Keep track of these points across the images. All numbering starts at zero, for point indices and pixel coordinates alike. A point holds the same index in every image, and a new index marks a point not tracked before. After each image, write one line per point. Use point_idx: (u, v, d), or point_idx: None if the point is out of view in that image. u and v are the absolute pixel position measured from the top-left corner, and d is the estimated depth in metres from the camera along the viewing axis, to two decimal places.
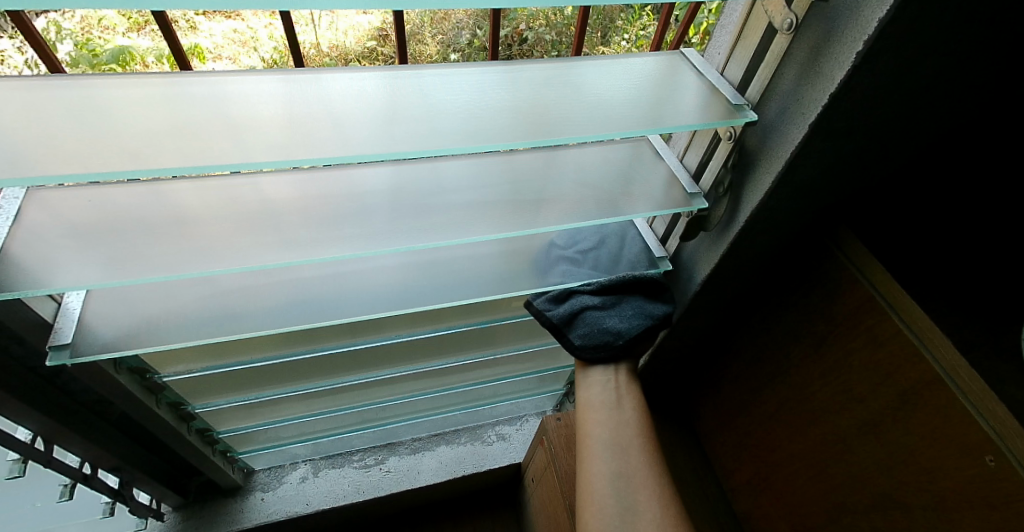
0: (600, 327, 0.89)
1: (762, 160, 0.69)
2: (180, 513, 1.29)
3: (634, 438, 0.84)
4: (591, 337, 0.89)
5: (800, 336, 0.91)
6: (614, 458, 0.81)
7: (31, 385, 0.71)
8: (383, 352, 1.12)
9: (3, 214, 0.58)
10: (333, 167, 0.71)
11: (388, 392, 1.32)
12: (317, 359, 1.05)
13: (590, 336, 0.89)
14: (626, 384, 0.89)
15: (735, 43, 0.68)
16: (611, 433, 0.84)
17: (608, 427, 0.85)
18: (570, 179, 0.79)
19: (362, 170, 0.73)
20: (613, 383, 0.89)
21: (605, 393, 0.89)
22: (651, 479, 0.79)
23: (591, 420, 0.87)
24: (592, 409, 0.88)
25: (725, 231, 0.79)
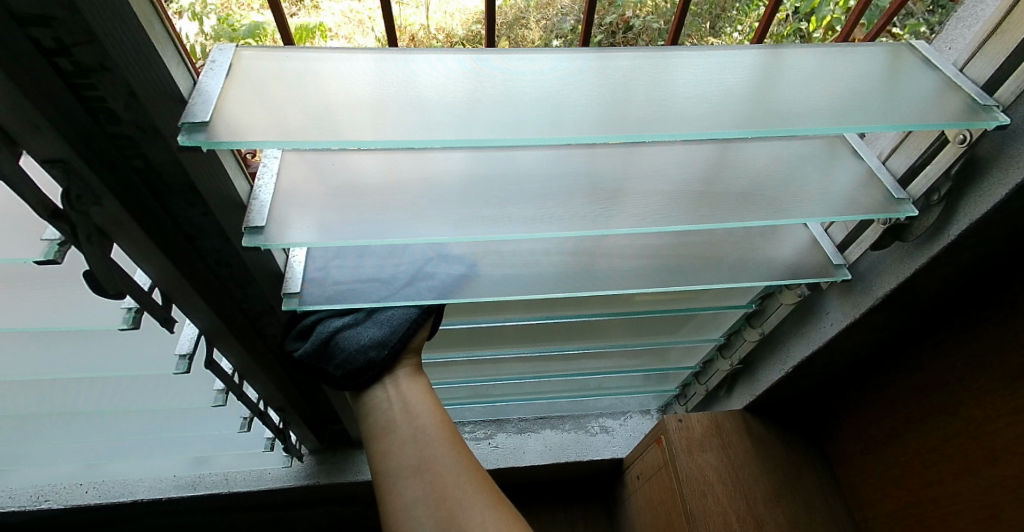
0: (353, 347, 0.80)
1: (997, 169, 0.63)
2: (316, 456, 1.39)
3: (433, 450, 0.77)
4: (352, 361, 0.79)
5: (989, 367, 0.83)
6: (406, 482, 0.74)
7: (241, 325, 0.79)
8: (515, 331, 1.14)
9: (269, 172, 0.66)
10: (501, 148, 0.72)
11: (511, 370, 1.36)
12: None
13: (349, 359, 0.79)
14: (410, 391, 0.82)
15: (986, 38, 0.62)
16: (405, 452, 0.77)
17: (401, 444, 0.77)
18: (753, 173, 0.76)
19: (530, 154, 0.73)
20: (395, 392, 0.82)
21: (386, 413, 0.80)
22: (458, 493, 0.73)
23: (387, 439, 0.78)
24: (384, 427, 0.79)
25: (929, 244, 0.72)
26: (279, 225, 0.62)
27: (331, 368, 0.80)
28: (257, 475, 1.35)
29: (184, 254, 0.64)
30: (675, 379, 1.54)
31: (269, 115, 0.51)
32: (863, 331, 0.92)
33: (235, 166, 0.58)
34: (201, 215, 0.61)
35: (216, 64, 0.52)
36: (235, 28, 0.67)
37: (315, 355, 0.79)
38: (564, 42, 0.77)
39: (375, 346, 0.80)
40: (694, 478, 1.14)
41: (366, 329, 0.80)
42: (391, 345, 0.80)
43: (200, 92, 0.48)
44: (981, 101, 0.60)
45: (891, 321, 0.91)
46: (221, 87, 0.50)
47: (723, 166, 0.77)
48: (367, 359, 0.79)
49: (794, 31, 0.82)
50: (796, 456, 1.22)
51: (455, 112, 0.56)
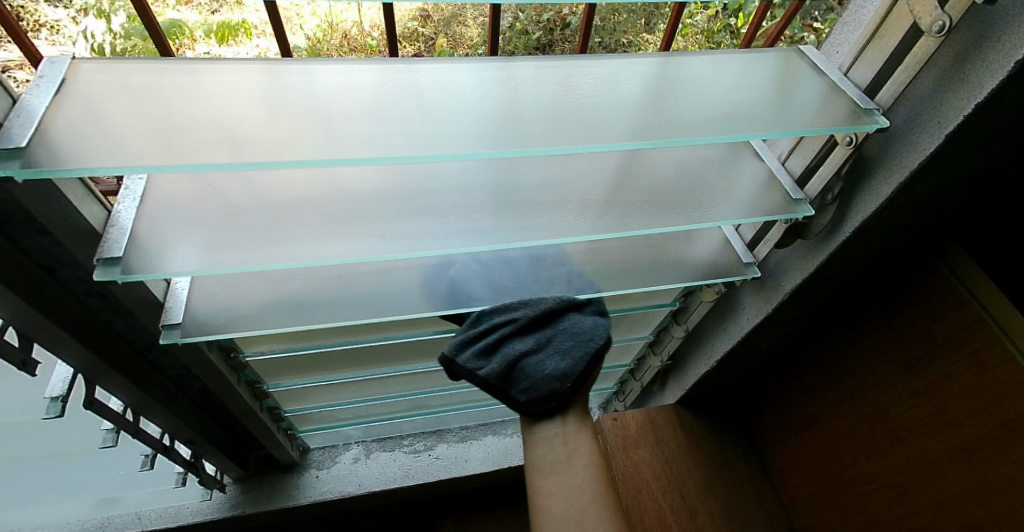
0: (541, 375, 0.75)
1: (881, 169, 0.65)
2: (240, 485, 1.32)
3: (594, 512, 0.69)
4: (537, 389, 0.75)
5: (891, 355, 0.87)
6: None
7: (127, 358, 0.72)
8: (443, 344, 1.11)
9: (131, 194, 0.60)
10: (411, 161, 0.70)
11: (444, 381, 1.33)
12: (380, 347, 1.05)
13: (533, 387, 0.75)
14: (576, 435, 0.75)
15: (866, 43, 0.65)
16: (565, 507, 0.70)
17: (575, 504, 0.70)
18: (661, 177, 0.77)
19: (442, 165, 0.71)
20: (563, 437, 0.75)
21: (555, 450, 0.74)
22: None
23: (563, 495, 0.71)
24: (539, 469, 0.73)
25: (827, 240, 0.75)
26: (144, 252, 0.57)
27: (513, 391, 0.75)
28: (177, 510, 1.26)
29: (45, 288, 0.58)
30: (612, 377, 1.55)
31: (123, 138, 0.47)
32: (778, 324, 0.95)
33: (80, 193, 0.53)
34: (54, 245, 0.54)
35: (42, 80, 0.47)
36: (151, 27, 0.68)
37: (501, 375, 0.74)
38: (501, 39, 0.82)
39: (558, 378, 0.75)
40: (628, 476, 1.14)
41: (550, 357, 0.76)
42: (574, 378, 0.75)
43: (18, 115, 0.44)
44: (863, 105, 0.64)
45: (802, 314, 0.94)
46: (48, 106, 0.46)
47: (633, 170, 0.77)
48: (549, 389, 0.74)
49: (723, 28, 0.88)
50: (727, 447, 1.25)
51: (344, 124, 0.54)
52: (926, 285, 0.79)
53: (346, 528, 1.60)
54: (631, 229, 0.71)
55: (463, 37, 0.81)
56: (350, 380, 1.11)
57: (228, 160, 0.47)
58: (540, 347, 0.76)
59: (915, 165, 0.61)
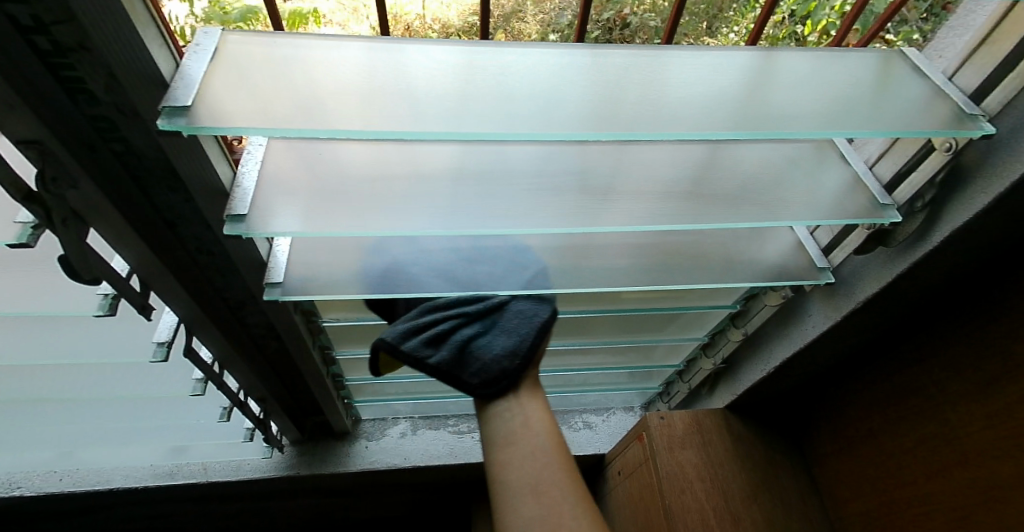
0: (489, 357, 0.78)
1: (978, 178, 0.64)
2: (296, 448, 1.39)
3: (545, 477, 0.68)
4: (487, 371, 0.77)
5: (965, 373, 0.84)
6: (527, 500, 0.66)
7: (223, 314, 0.78)
8: None
9: (252, 158, 0.64)
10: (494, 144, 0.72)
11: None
12: None
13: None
14: (529, 404, 0.76)
15: (976, 47, 0.63)
16: (516, 474, 0.69)
17: (521, 466, 0.70)
18: (738, 176, 0.78)
19: (523, 151, 0.73)
20: (514, 408, 0.76)
21: (509, 424, 0.74)
22: (575, 510, 0.66)
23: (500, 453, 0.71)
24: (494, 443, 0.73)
25: (911, 249, 0.73)
26: (260, 214, 0.62)
27: (467, 376, 0.78)
28: (237, 465, 1.33)
29: (166, 242, 0.63)
30: (659, 376, 1.55)
31: (252, 102, 0.50)
32: (844, 334, 0.94)
33: (217, 152, 0.57)
34: (182, 201, 0.59)
35: (199, 48, 0.51)
36: (227, 12, 0.64)
37: (451, 362, 0.77)
38: (561, 36, 0.74)
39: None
40: (673, 476, 1.15)
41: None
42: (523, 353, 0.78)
43: (183, 77, 0.48)
44: (968, 111, 0.61)
45: (871, 326, 0.92)
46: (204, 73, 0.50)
47: (712, 167, 0.77)
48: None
49: (789, 35, 0.76)
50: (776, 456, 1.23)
51: (445, 103, 0.56)
52: (1009, 304, 0.77)
53: (387, 499, 1.66)
54: (703, 224, 0.73)
55: (523, 34, 0.74)
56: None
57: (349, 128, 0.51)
58: (488, 329, 0.81)
59: (1017, 176, 0.59)
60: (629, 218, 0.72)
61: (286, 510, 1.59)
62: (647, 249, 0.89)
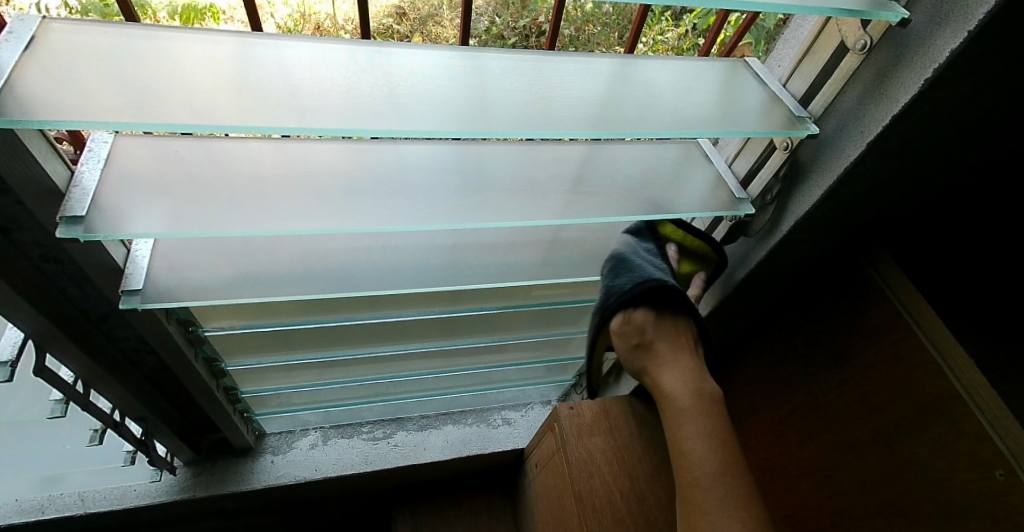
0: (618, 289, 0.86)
1: (813, 173, 0.71)
2: (191, 469, 1.31)
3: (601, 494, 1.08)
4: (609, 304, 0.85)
5: (823, 348, 0.93)
6: None
7: (80, 327, 0.72)
8: (403, 327, 1.14)
9: (95, 156, 0.61)
10: (381, 142, 0.73)
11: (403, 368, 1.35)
12: (341, 328, 1.06)
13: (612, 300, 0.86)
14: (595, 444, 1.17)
15: (802, 57, 0.70)
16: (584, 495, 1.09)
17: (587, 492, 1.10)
18: (612, 173, 0.82)
19: (411, 148, 0.74)
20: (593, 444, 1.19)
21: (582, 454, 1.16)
22: None
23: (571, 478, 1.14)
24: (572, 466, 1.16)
25: (764, 238, 0.81)
26: (107, 215, 0.59)
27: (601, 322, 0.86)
28: (122, 492, 1.24)
29: (2, 252, 0.58)
30: (572, 370, 1.59)
31: (91, 96, 0.49)
32: (723, 319, 1.01)
33: (44, 149, 0.53)
34: (11, 204, 0.54)
35: (13, 38, 0.48)
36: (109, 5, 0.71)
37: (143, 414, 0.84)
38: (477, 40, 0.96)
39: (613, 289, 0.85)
40: (580, 461, 1.21)
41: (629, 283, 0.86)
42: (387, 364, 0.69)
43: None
44: (797, 113, 0.70)
45: (747, 309, 1.00)
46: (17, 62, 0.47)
47: (590, 166, 0.82)
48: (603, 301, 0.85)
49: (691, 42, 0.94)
50: None
51: (308, 100, 0.56)
52: (854, 284, 0.86)
53: (302, 514, 1.60)
54: (583, 218, 0.77)
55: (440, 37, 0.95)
56: (311, 362, 1.12)
57: (196, 122, 0.50)
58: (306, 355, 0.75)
59: (840, 170, 0.67)
60: (513, 214, 0.74)
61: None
62: (541, 246, 0.92)
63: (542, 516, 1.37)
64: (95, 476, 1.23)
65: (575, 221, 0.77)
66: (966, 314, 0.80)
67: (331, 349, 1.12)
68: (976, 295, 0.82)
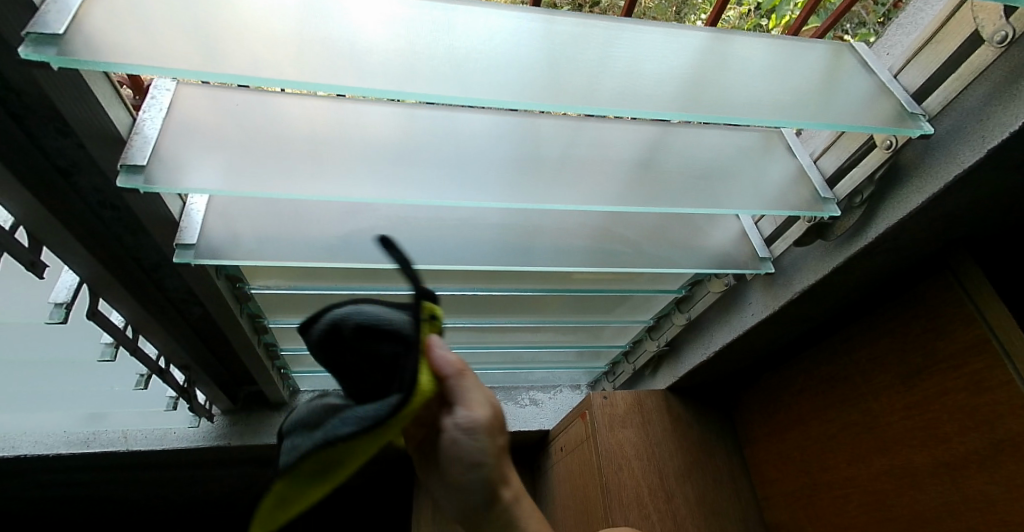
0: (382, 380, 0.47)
1: (912, 177, 0.65)
2: (228, 418, 1.34)
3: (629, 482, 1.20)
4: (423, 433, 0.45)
5: (889, 365, 0.90)
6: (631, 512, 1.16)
7: (133, 275, 0.73)
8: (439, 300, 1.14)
9: (157, 104, 0.59)
10: (441, 108, 0.69)
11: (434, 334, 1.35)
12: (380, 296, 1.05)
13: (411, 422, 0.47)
14: (620, 437, 1.26)
15: (922, 46, 0.63)
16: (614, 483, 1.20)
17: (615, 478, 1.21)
18: (685, 159, 0.77)
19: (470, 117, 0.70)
20: (614, 436, 1.26)
21: (608, 445, 1.25)
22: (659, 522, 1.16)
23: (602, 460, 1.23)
24: (604, 450, 1.24)
25: (848, 243, 0.76)
26: (167, 165, 0.57)
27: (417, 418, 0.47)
28: (162, 434, 1.28)
29: (60, 193, 0.58)
30: (607, 356, 1.58)
31: (156, 39, 0.47)
32: (778, 320, 0.98)
33: (108, 94, 0.51)
34: (73, 147, 0.53)
35: None
36: None
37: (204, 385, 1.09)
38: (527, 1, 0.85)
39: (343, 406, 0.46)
40: (612, 453, 1.24)
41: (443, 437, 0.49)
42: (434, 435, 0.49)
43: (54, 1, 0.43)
44: (909, 110, 0.63)
45: (808, 313, 0.95)
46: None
47: (662, 150, 0.76)
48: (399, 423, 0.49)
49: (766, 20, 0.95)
50: (710, 445, 1.32)
51: (376, 58, 0.52)
52: (936, 302, 0.81)
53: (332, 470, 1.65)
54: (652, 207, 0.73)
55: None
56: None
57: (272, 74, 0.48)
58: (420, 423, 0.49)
59: (949, 178, 0.60)
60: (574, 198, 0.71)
61: (222, 480, 1.56)
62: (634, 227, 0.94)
63: (565, 502, 1.38)
64: (135, 417, 1.27)
65: (641, 211, 0.72)
66: None
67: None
68: None
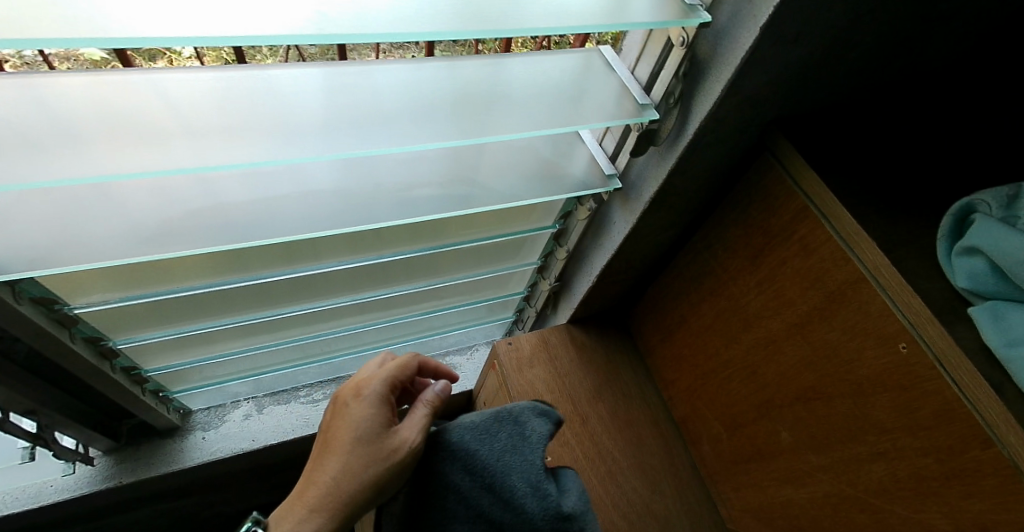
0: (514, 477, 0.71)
1: (711, 67, 0.71)
2: (111, 457, 1.25)
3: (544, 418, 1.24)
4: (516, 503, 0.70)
5: (739, 250, 0.97)
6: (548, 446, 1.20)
7: None
8: (319, 280, 1.10)
9: None
10: (249, 66, 0.68)
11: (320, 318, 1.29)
12: (249, 288, 1.02)
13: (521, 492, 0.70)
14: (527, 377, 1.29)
15: None
16: None
17: None
18: (516, 87, 0.77)
19: (286, 73, 0.69)
20: (521, 378, 1.28)
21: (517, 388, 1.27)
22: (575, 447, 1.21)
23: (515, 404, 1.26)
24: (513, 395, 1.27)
25: (674, 143, 0.81)
26: None
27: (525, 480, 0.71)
28: (36, 489, 1.18)
29: None
30: (511, 305, 1.61)
31: None
32: (642, 232, 1.03)
33: None
34: None
35: None
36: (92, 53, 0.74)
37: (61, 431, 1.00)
38: None
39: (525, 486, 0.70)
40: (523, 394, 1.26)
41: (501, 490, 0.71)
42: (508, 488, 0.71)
43: None
44: (688, 4, 0.67)
45: (666, 219, 1.01)
46: None
47: (492, 83, 0.76)
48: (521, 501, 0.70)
49: None
50: (615, 365, 1.38)
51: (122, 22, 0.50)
52: (764, 183, 0.88)
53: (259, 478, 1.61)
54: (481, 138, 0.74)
55: None
56: (230, 326, 1.09)
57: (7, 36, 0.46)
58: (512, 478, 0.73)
59: (738, 60, 0.66)
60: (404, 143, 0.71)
61: (135, 528, 1.44)
62: (494, 164, 0.93)
63: None
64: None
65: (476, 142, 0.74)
66: (877, 188, 0.81)
67: (248, 311, 1.08)
68: (886, 167, 0.84)
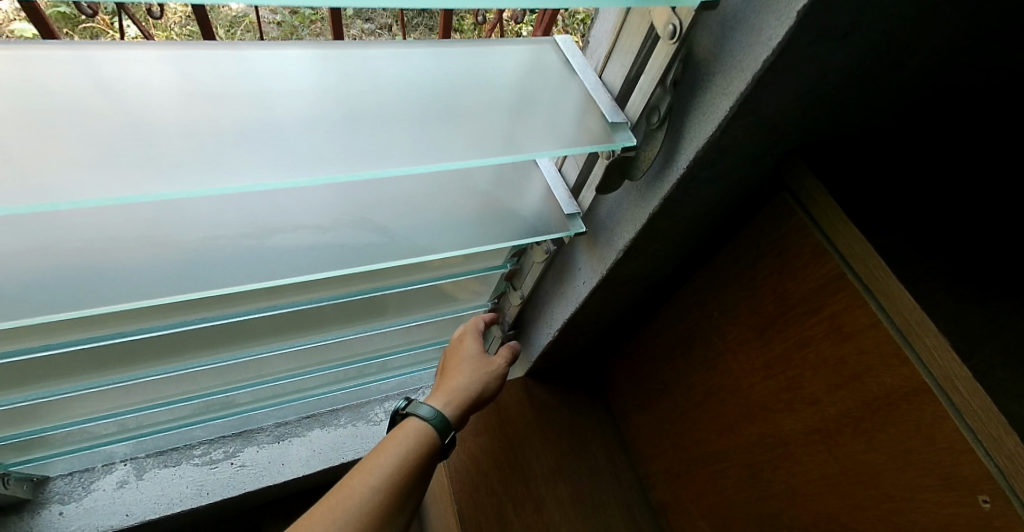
0: None
1: (715, 73, 0.47)
2: None
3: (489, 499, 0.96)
4: None
5: (740, 316, 0.73)
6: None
7: None
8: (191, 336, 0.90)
9: None
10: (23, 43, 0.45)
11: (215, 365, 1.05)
12: (93, 349, 0.85)
13: None
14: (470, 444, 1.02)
15: None
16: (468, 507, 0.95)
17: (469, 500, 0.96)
18: (434, 101, 0.55)
19: (82, 64, 0.46)
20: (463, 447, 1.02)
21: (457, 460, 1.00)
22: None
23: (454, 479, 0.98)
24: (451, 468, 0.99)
25: (659, 179, 0.57)
26: None
27: None
28: None
29: None
30: None
31: None
32: (613, 286, 0.79)
33: None
34: None
35: None
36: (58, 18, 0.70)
37: None
38: None
39: None
40: (463, 469, 0.99)
41: None
42: None
43: None
44: None
45: (645, 269, 0.77)
46: None
47: (398, 95, 0.54)
48: None
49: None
50: (581, 430, 1.10)
51: None
52: (781, 233, 0.64)
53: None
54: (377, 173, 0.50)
55: None
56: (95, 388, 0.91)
57: None
58: None
59: (758, 63, 0.42)
60: (249, 175, 0.47)
61: None
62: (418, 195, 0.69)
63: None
64: None
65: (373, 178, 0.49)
66: None
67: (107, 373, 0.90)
68: None
